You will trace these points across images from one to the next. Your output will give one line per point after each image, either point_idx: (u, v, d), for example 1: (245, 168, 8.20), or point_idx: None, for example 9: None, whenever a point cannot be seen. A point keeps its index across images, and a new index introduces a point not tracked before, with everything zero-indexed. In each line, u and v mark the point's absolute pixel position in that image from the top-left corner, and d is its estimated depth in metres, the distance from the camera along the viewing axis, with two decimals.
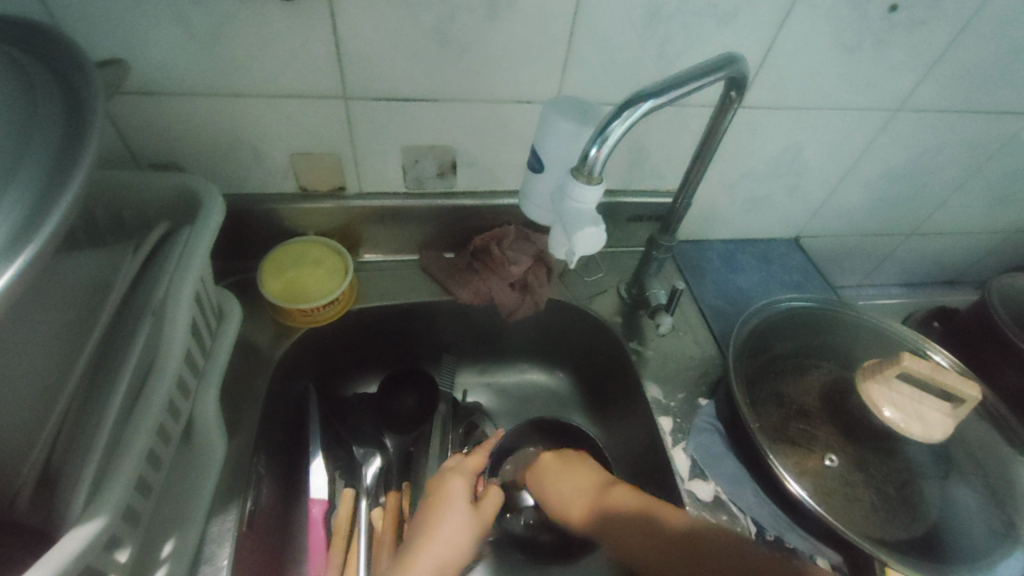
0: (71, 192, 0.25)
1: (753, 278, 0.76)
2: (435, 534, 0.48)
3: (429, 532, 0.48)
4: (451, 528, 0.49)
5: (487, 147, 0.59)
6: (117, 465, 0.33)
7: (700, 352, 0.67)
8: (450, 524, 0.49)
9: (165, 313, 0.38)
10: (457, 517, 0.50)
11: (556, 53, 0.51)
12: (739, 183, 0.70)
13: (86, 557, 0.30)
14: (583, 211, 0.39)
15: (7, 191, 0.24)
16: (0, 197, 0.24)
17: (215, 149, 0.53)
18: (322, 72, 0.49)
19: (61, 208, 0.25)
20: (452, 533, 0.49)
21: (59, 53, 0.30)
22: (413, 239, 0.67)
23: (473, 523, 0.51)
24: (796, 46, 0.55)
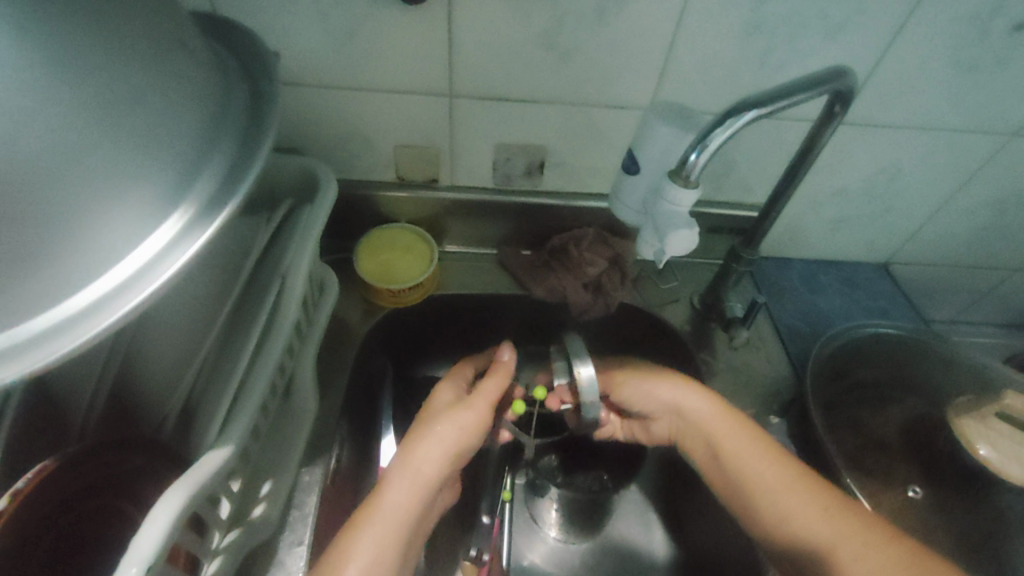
0: (262, 158, 0.30)
1: (836, 301, 0.74)
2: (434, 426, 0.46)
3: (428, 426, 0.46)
4: (447, 433, 0.46)
5: (576, 149, 0.61)
6: (243, 404, 0.38)
7: (773, 370, 0.66)
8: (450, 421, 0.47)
9: (287, 278, 0.43)
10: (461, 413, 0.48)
11: (655, 61, 0.52)
12: (830, 201, 0.68)
13: (218, 478, 0.35)
14: (677, 214, 0.40)
15: (215, 155, 0.29)
16: (209, 161, 0.29)
17: (331, 137, 0.59)
18: (433, 73, 0.53)
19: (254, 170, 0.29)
20: (446, 441, 0.46)
21: (245, 50, 0.36)
22: (494, 234, 0.71)
23: (479, 408, 0.49)
24: (907, 62, 0.53)
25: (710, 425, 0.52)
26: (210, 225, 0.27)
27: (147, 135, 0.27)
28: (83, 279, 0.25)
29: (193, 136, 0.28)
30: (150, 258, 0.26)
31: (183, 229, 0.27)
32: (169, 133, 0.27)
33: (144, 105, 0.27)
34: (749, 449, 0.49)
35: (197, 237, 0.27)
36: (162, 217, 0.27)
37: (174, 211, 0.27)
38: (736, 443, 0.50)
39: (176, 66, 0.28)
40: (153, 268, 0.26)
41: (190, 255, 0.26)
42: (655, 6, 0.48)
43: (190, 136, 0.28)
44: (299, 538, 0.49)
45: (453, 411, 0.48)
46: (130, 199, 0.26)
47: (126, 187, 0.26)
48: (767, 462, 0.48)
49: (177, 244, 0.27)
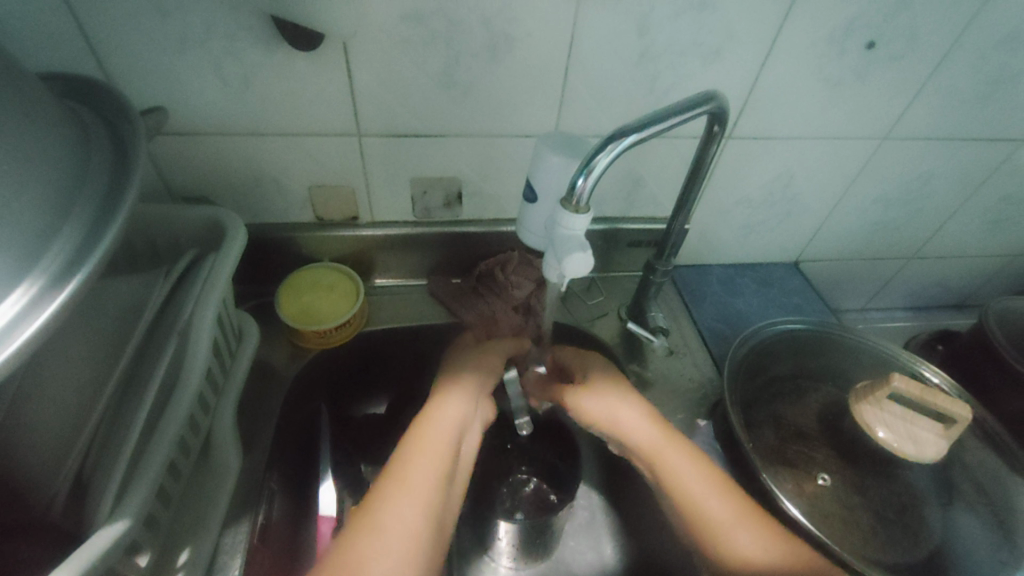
0: (123, 218, 0.30)
1: (753, 301, 0.78)
2: (426, 428, 0.49)
3: (416, 431, 0.48)
4: (446, 422, 0.49)
5: (489, 178, 0.63)
6: (141, 471, 0.36)
7: (699, 374, 0.68)
8: (441, 420, 0.50)
9: (189, 332, 0.42)
10: (449, 411, 0.51)
11: (552, 90, 0.55)
12: (735, 209, 0.73)
13: (113, 554, 0.33)
14: (572, 238, 0.42)
15: (69, 222, 0.29)
16: (62, 228, 0.28)
17: (240, 182, 0.58)
18: (337, 116, 0.54)
19: (114, 232, 0.29)
20: (443, 434, 0.48)
21: (112, 113, 0.35)
22: (421, 265, 0.71)
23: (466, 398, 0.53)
24: (781, 80, 0.58)
25: (640, 431, 0.53)
26: (62, 295, 0.27)
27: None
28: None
29: (42, 205, 0.27)
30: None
31: (25, 308, 0.26)
32: (14, 204, 0.26)
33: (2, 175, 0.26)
34: (684, 464, 0.50)
35: (43, 314, 0.26)
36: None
37: (19, 285, 0.26)
38: (663, 453, 0.51)
39: (20, 134, 0.27)
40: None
41: (28, 336, 0.25)
42: (544, 42, 0.51)
43: (44, 205, 0.28)
44: None
45: (436, 402, 0.52)
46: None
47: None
48: (701, 479, 0.49)
49: (17, 325, 0.25)
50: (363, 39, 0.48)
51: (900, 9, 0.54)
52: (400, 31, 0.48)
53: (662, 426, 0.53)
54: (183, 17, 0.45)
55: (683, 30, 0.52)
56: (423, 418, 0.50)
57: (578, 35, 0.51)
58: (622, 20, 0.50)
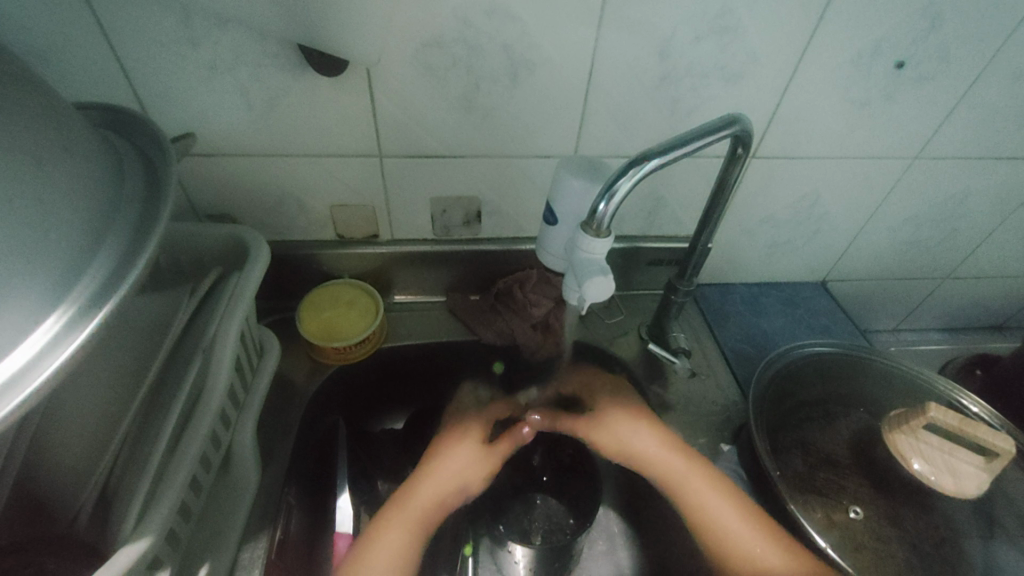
0: (155, 241, 0.30)
1: (778, 322, 0.76)
2: (435, 470, 0.53)
3: (430, 468, 0.53)
4: (456, 459, 0.54)
5: (509, 197, 0.63)
6: (165, 489, 0.37)
7: (722, 396, 0.67)
8: (450, 463, 0.53)
9: (212, 351, 0.42)
10: (459, 454, 0.54)
11: (573, 112, 0.55)
12: (759, 228, 0.71)
13: (133, 572, 0.33)
14: (592, 261, 0.41)
15: (103, 247, 0.29)
16: (97, 253, 0.29)
17: (265, 202, 0.59)
18: (359, 137, 0.54)
19: (146, 254, 0.30)
20: (456, 466, 0.53)
21: (147, 140, 0.37)
22: (440, 282, 0.71)
23: (480, 457, 0.55)
24: (807, 100, 0.57)
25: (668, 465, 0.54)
26: (95, 319, 0.27)
27: (14, 244, 0.25)
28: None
29: (76, 236, 0.28)
30: (8, 377, 0.25)
31: (60, 333, 0.27)
32: (46, 236, 0.27)
33: (37, 206, 0.27)
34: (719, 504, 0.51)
35: (76, 340, 0.27)
36: (33, 326, 0.26)
37: (52, 310, 0.27)
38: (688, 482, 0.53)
39: (56, 167, 0.28)
40: (16, 386, 0.25)
41: (56, 368, 0.26)
42: (565, 65, 0.51)
43: (80, 233, 0.29)
44: None
45: (452, 449, 0.55)
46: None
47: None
48: (734, 516, 0.51)
49: (48, 357, 0.26)
50: (385, 64, 0.49)
51: (931, 28, 0.52)
52: (421, 55, 0.49)
53: (695, 463, 0.54)
54: (213, 44, 0.46)
55: (705, 52, 0.52)
56: (434, 464, 0.53)
57: (599, 58, 0.51)
58: (642, 42, 0.50)
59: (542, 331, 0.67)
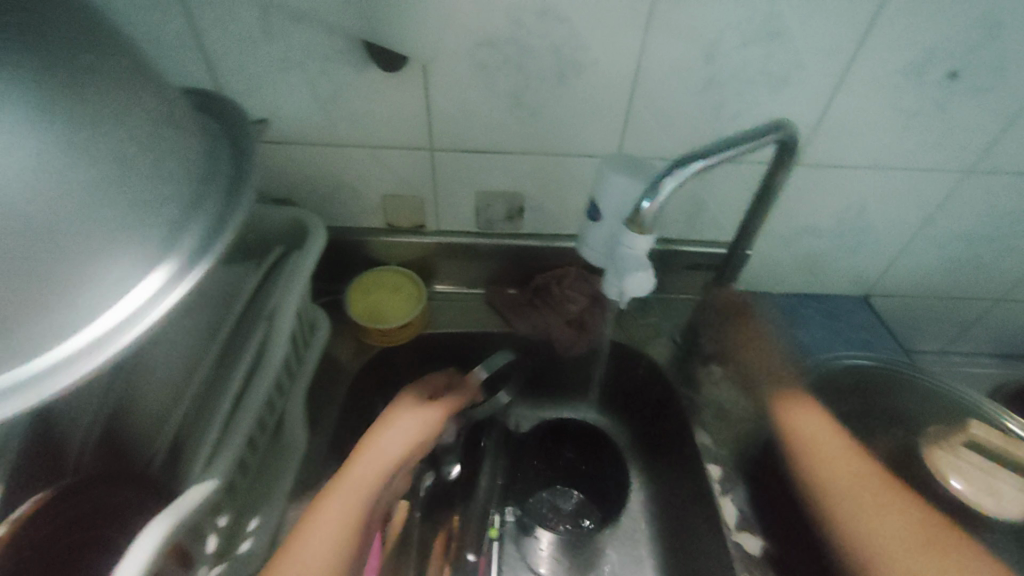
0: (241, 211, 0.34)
1: (817, 333, 0.75)
2: (378, 438, 0.52)
3: (377, 433, 0.53)
4: (404, 424, 0.54)
5: (551, 193, 0.65)
6: (228, 440, 0.41)
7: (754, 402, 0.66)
8: (392, 434, 0.53)
9: (273, 320, 0.46)
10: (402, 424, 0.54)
11: (618, 113, 0.57)
12: (800, 237, 0.71)
13: (200, 510, 0.37)
14: (633, 257, 0.43)
15: (200, 211, 0.33)
16: (195, 217, 0.33)
17: (322, 189, 0.63)
18: (412, 130, 0.58)
19: (235, 221, 0.33)
20: (396, 435, 0.53)
21: (234, 123, 0.40)
22: (479, 274, 0.74)
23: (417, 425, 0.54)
24: (855, 108, 0.57)
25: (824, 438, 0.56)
26: (194, 272, 0.31)
27: (125, 208, 0.30)
28: (41, 348, 0.28)
29: (179, 202, 0.32)
30: (124, 317, 0.29)
31: (164, 282, 0.30)
32: (155, 201, 0.31)
33: (150, 175, 0.31)
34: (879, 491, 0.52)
35: (178, 288, 0.30)
36: (144, 274, 0.30)
37: (161, 262, 0.31)
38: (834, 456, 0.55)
39: (164, 145, 0.32)
40: (124, 328, 0.29)
41: (159, 313, 0.29)
42: (612, 67, 0.53)
43: (181, 200, 0.32)
44: None
45: (396, 417, 0.55)
46: (102, 267, 0.29)
47: (100, 258, 0.29)
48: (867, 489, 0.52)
49: (150, 304, 0.30)
50: (442, 62, 0.52)
51: (991, 39, 0.51)
52: (475, 54, 0.52)
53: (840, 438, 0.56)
54: (287, 39, 0.50)
55: (753, 58, 0.52)
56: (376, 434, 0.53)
57: (645, 61, 0.52)
58: (690, 46, 0.51)
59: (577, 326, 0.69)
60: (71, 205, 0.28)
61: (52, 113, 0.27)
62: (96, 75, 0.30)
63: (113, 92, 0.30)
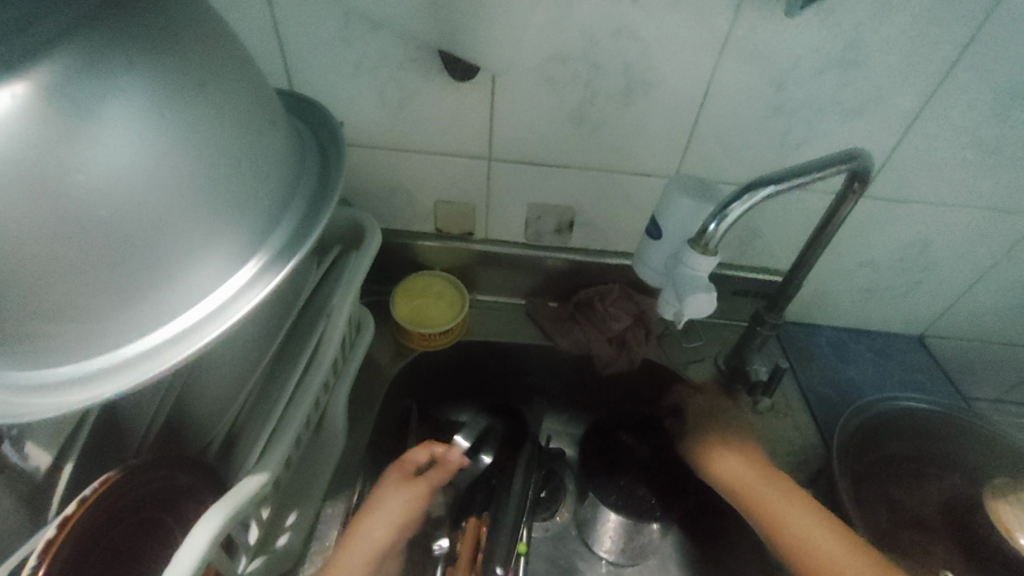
0: (328, 213, 0.35)
1: (868, 371, 0.72)
2: (375, 509, 0.49)
3: (371, 507, 0.49)
4: (396, 496, 0.50)
5: (604, 210, 0.65)
6: (283, 432, 0.41)
7: (800, 437, 0.64)
8: (389, 505, 0.49)
9: (331, 317, 0.47)
10: (396, 494, 0.50)
11: (681, 135, 0.56)
12: (856, 271, 0.69)
13: (254, 499, 0.38)
14: (695, 278, 0.42)
15: (289, 208, 0.34)
16: (285, 214, 0.34)
17: (379, 191, 0.65)
18: (475, 139, 0.58)
19: (321, 222, 0.34)
20: (394, 506, 0.49)
21: (322, 127, 0.42)
22: (523, 286, 0.73)
23: (415, 492, 0.51)
24: (929, 143, 0.55)
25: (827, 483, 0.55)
26: (282, 269, 0.32)
27: (224, 202, 0.30)
28: (134, 334, 0.29)
29: (273, 199, 0.33)
30: (215, 306, 0.30)
31: (255, 275, 0.31)
32: (253, 195, 0.32)
33: (253, 171, 0.32)
34: (840, 552, 0.44)
35: (266, 283, 0.31)
36: (237, 267, 0.31)
37: (252, 255, 0.31)
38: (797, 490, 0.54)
39: (266, 142, 0.33)
40: (213, 322, 0.30)
41: (246, 307, 0.30)
42: (680, 88, 0.53)
43: (274, 196, 0.33)
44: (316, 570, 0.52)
45: (394, 484, 0.51)
46: (196, 259, 0.30)
47: (198, 246, 0.30)
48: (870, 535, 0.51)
49: (239, 296, 0.31)
50: (512, 76, 0.53)
51: None
52: (545, 69, 0.52)
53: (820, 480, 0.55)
54: (365, 45, 0.51)
55: (826, 87, 0.52)
56: (371, 505, 0.50)
57: (714, 85, 0.52)
58: (763, 72, 0.51)
59: (619, 342, 0.69)
60: (182, 191, 0.29)
61: (168, 107, 0.28)
62: (211, 66, 0.30)
63: (226, 87, 0.31)
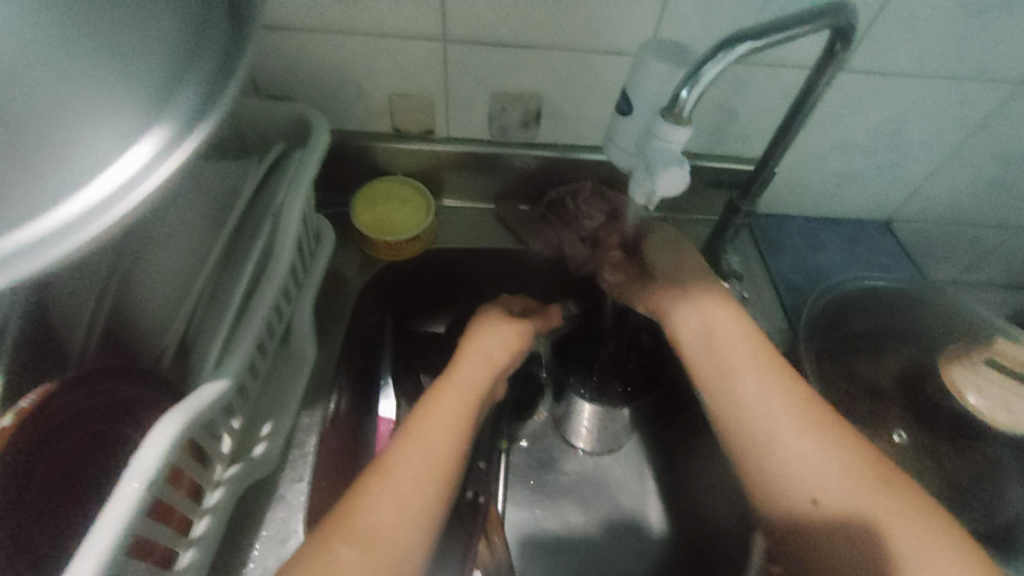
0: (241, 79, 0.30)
1: (836, 257, 0.73)
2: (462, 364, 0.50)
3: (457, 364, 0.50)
4: (478, 352, 0.51)
5: (572, 97, 0.60)
6: (241, 338, 0.39)
7: (770, 324, 0.65)
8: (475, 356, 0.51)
9: (280, 220, 0.43)
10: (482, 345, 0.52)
11: (653, 2, 0.51)
12: (831, 154, 0.67)
13: (217, 407, 0.36)
14: (667, 152, 0.39)
15: (193, 74, 0.29)
16: (187, 80, 0.29)
17: (324, 85, 0.58)
18: (424, 15, 0.52)
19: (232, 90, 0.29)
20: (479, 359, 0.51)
21: None
22: (490, 187, 0.70)
23: (505, 339, 0.54)
24: (916, 2, 0.51)
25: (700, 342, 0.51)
26: (188, 144, 0.27)
27: (104, 65, 0.27)
28: (16, 219, 0.24)
29: (165, 61, 0.28)
30: (110, 188, 0.26)
31: (157, 152, 0.27)
32: (134, 54, 0.27)
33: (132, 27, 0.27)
34: (776, 414, 0.44)
35: (170, 160, 0.27)
36: (134, 143, 0.27)
37: (149, 130, 0.27)
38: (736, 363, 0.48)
39: None
40: (120, 198, 0.26)
41: (149, 189, 0.26)
42: None
43: (167, 60, 0.28)
44: (300, 474, 0.52)
45: (478, 337, 0.53)
46: (83, 133, 0.26)
47: (73, 116, 0.26)
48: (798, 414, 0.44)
49: (139, 176, 0.26)
50: None
51: None
52: None
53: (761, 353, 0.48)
54: None
55: None
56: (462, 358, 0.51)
57: None
58: None
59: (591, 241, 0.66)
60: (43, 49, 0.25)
61: None
62: None
63: None
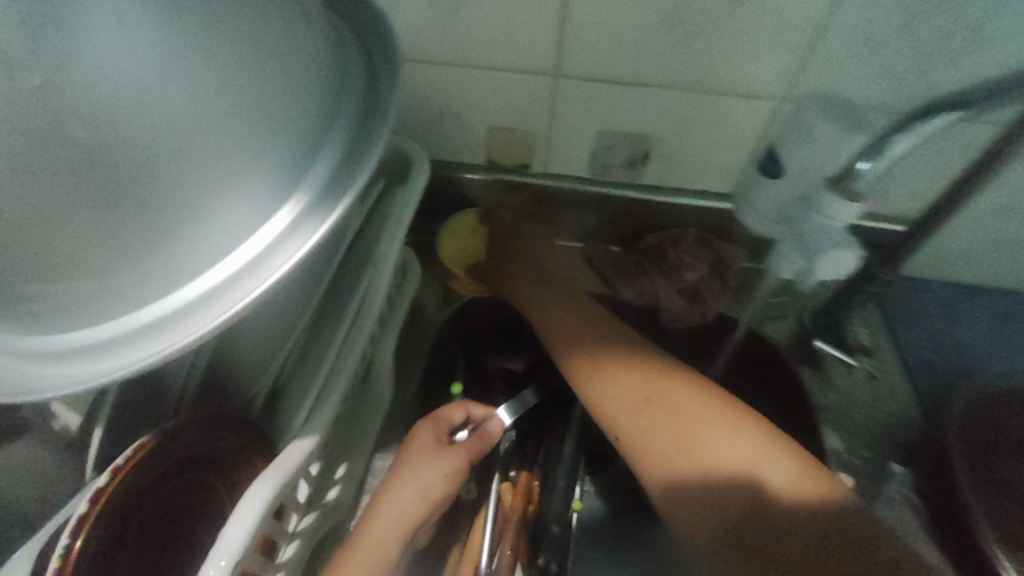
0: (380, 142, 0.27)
1: (982, 335, 0.62)
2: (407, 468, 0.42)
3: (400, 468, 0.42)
4: (426, 468, 0.42)
5: (688, 140, 0.55)
6: (331, 391, 0.37)
7: (897, 409, 0.58)
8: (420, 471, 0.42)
9: (378, 265, 0.41)
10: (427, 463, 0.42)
11: (801, 42, 0.45)
12: (991, 217, 0.57)
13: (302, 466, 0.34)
14: (821, 231, 0.43)
15: (330, 134, 0.27)
16: (325, 143, 0.27)
17: (425, 116, 0.56)
18: (538, 50, 0.48)
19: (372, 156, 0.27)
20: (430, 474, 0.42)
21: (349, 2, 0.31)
22: (583, 227, 0.65)
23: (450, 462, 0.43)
24: None
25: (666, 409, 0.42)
26: (329, 215, 0.26)
27: (255, 125, 0.24)
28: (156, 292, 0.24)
29: (308, 122, 0.26)
30: (246, 261, 0.25)
31: (293, 222, 0.26)
32: (284, 115, 0.25)
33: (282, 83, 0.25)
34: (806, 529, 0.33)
35: (307, 234, 0.26)
36: (269, 213, 0.25)
37: (286, 198, 0.26)
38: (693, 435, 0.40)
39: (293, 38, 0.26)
40: (252, 275, 0.25)
41: (284, 266, 0.25)
42: None
43: (308, 120, 0.26)
44: None
45: (424, 447, 0.43)
46: (220, 201, 0.24)
47: (215, 183, 0.24)
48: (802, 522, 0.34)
49: (273, 249, 0.25)
50: None
51: None
52: None
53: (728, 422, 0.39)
54: None
55: None
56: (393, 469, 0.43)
57: None
58: None
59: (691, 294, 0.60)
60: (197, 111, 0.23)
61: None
62: None
63: None
